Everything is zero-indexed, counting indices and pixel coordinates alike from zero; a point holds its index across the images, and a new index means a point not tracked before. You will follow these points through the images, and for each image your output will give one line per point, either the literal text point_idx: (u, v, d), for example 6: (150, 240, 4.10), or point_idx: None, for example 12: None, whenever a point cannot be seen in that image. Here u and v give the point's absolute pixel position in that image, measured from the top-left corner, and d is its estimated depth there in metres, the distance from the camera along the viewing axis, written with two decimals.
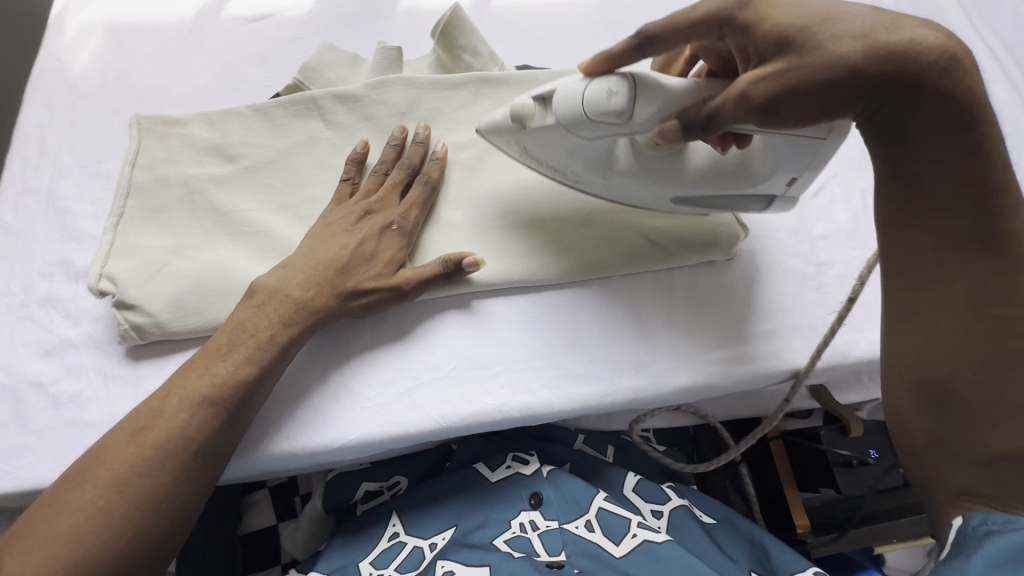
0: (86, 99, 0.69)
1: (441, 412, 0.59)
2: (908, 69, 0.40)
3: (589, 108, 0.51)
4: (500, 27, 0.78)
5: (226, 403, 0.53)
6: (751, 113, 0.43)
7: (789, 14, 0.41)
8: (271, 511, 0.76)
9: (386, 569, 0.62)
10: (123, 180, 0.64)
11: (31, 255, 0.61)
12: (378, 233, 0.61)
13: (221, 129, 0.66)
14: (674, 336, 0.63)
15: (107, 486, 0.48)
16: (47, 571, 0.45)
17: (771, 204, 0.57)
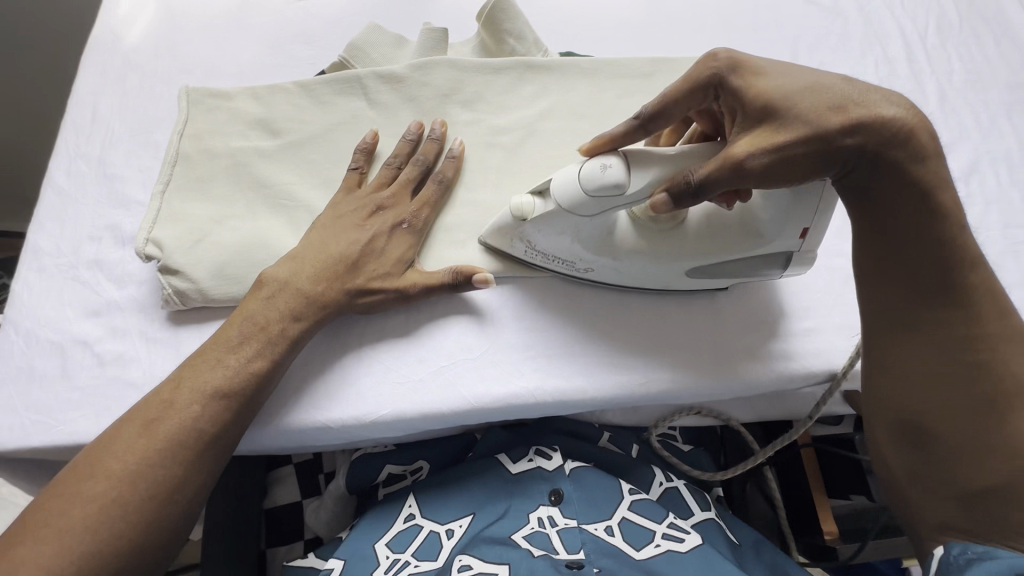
0: (138, 69, 0.71)
1: (474, 393, 0.59)
2: (872, 139, 0.45)
3: (588, 188, 0.51)
4: (546, 12, 0.77)
5: (241, 395, 0.53)
6: (747, 174, 0.46)
7: (773, 84, 0.46)
8: (296, 488, 0.76)
9: (403, 553, 0.61)
10: (170, 149, 0.65)
11: (81, 218, 0.62)
12: (389, 231, 0.60)
13: (267, 104, 0.67)
14: (693, 344, 0.62)
15: (119, 478, 0.48)
16: (58, 563, 0.45)
17: (786, 264, 0.59)
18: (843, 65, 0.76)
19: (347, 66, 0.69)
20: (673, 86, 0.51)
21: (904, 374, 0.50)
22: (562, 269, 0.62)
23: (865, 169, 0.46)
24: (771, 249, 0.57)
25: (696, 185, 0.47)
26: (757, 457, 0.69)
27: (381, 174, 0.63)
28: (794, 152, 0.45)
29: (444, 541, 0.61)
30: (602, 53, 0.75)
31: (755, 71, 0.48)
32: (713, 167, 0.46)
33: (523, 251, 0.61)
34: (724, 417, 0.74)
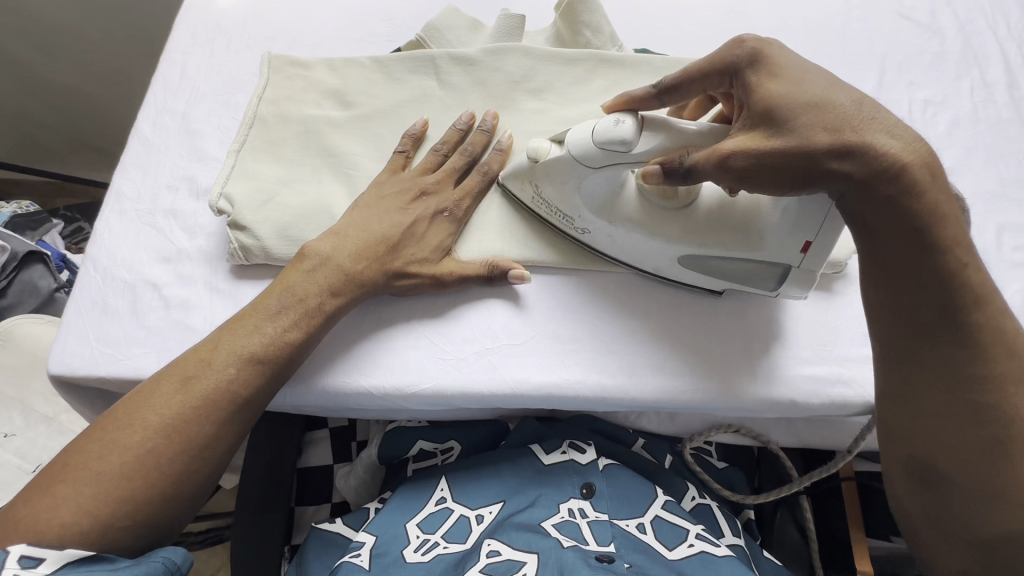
0: (225, 32, 0.74)
1: (515, 377, 0.60)
2: (871, 169, 0.44)
3: (599, 139, 0.52)
4: (624, 6, 0.76)
5: (277, 363, 0.55)
6: (729, 169, 0.46)
7: (779, 90, 0.46)
8: (329, 451, 0.79)
9: (433, 534, 0.62)
10: (249, 111, 0.68)
11: (162, 168, 0.65)
12: (430, 217, 0.62)
13: (342, 76, 0.69)
14: (721, 368, 0.60)
15: (157, 430, 0.50)
16: (94, 505, 0.47)
17: (781, 283, 0.57)
18: (934, 86, 0.72)
19: (423, 45, 0.70)
20: (699, 60, 0.52)
21: (902, 417, 0.50)
22: (561, 226, 0.62)
23: (857, 197, 0.45)
24: (765, 257, 0.55)
25: (687, 167, 0.47)
26: (794, 483, 0.67)
27: (427, 160, 0.64)
28: (781, 161, 0.45)
29: (473, 526, 0.62)
30: (678, 54, 0.73)
31: (773, 70, 0.47)
32: (703, 154, 0.47)
33: (530, 198, 0.62)
34: (762, 438, 0.72)
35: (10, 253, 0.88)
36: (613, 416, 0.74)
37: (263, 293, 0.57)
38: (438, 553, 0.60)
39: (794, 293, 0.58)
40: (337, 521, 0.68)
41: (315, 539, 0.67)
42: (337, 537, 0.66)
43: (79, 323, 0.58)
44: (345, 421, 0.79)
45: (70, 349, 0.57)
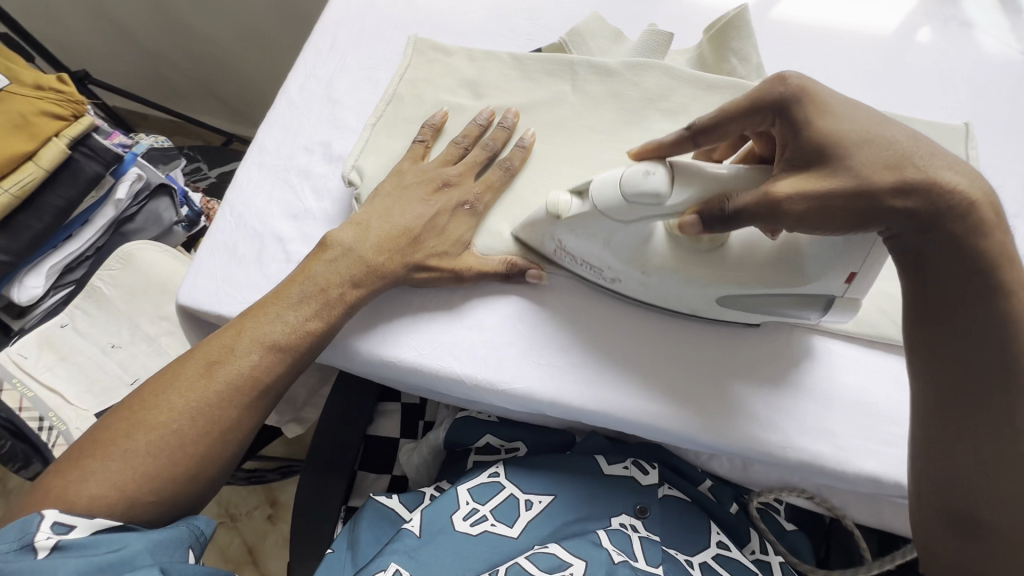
0: (377, 9, 0.77)
1: (553, 391, 0.60)
2: (934, 209, 0.44)
3: (626, 192, 0.50)
4: (774, 39, 0.74)
5: (298, 350, 0.57)
6: (784, 216, 0.45)
7: (837, 127, 0.45)
8: (398, 425, 0.81)
9: (482, 506, 0.64)
10: (388, 89, 0.70)
11: (302, 130, 0.69)
12: (451, 209, 0.62)
13: (480, 67, 0.71)
14: (765, 409, 0.59)
15: (181, 412, 0.53)
16: (124, 479, 0.49)
17: (827, 310, 0.56)
18: None
19: (564, 49, 0.71)
20: (735, 99, 0.50)
21: (935, 462, 0.50)
22: (586, 274, 0.62)
23: (912, 237, 0.46)
24: (808, 291, 0.54)
25: (729, 213, 0.47)
26: (871, 565, 0.63)
27: (448, 151, 0.65)
28: (836, 202, 0.44)
29: (520, 509, 0.64)
30: None
31: (824, 105, 0.46)
32: (750, 199, 0.46)
33: (552, 249, 0.61)
34: (838, 512, 0.68)
35: (146, 181, 0.94)
36: (683, 452, 0.73)
37: (287, 283, 0.59)
38: (485, 529, 0.62)
39: (837, 318, 0.58)
40: (393, 497, 0.70)
41: (371, 512, 0.68)
42: (390, 513, 0.68)
43: (209, 262, 0.62)
44: (417, 399, 0.82)
45: (199, 285, 0.61)
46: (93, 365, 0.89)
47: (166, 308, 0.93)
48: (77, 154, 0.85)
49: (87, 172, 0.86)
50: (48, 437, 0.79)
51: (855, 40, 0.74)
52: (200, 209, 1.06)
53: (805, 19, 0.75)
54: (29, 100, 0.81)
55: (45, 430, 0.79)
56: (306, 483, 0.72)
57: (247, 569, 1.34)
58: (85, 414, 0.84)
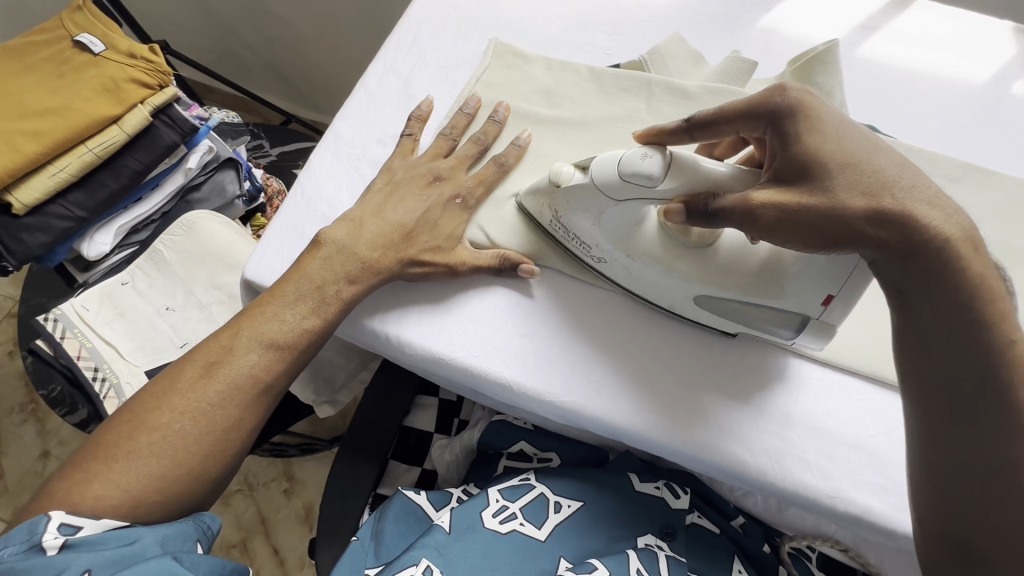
0: (460, 10, 0.78)
1: (545, 390, 0.59)
2: (906, 238, 0.44)
3: (623, 169, 0.52)
4: (858, 77, 0.72)
5: (296, 350, 0.58)
6: (755, 222, 0.46)
7: (822, 146, 0.46)
8: (434, 419, 0.82)
9: (512, 504, 0.65)
10: (465, 91, 0.71)
11: (377, 121, 0.71)
12: (443, 203, 0.63)
13: (557, 77, 0.71)
14: (813, 454, 0.56)
15: (182, 413, 0.54)
16: (129, 481, 0.51)
17: (800, 331, 0.56)
18: None
19: (643, 67, 0.70)
20: (737, 101, 0.51)
21: (929, 504, 0.47)
22: (578, 253, 0.62)
23: (890, 266, 0.46)
24: (786, 306, 0.54)
25: (710, 210, 0.48)
26: None
27: (438, 145, 0.66)
28: (808, 218, 0.45)
29: (550, 510, 0.65)
30: (906, 139, 0.69)
31: (816, 122, 0.47)
32: (730, 202, 0.47)
33: (548, 221, 0.62)
34: (872, 569, 0.66)
35: (215, 154, 0.99)
36: (717, 485, 0.73)
37: (285, 280, 0.59)
38: (514, 528, 0.64)
39: (811, 344, 0.57)
40: (420, 494, 0.70)
41: (399, 506, 0.69)
42: (417, 509, 0.69)
43: (276, 241, 0.64)
44: (454, 397, 0.84)
45: (265, 262, 0.63)
46: (146, 325, 0.92)
47: (219, 278, 0.95)
48: (158, 122, 0.88)
49: (165, 141, 0.89)
50: (99, 388, 0.84)
51: (941, 86, 0.72)
52: (261, 185, 1.09)
53: (890, 60, 0.74)
54: (121, 67, 0.86)
55: (98, 380, 0.84)
56: (338, 469, 0.73)
57: (258, 538, 1.37)
58: (136, 370, 0.87)
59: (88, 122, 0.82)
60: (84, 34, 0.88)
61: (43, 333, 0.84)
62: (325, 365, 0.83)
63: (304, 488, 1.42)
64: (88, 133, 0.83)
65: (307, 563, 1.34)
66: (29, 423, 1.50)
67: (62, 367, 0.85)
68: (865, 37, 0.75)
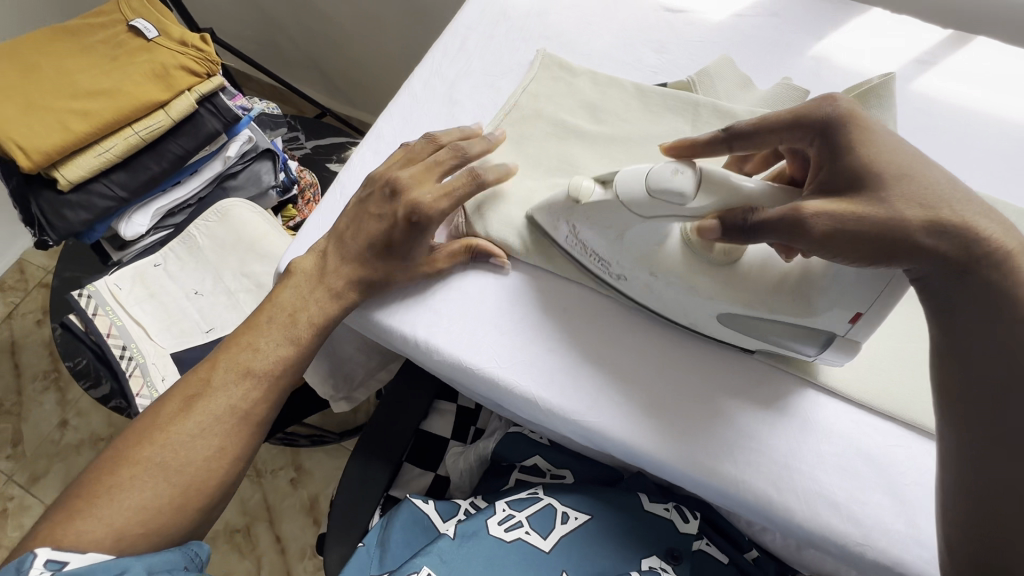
0: (508, 20, 0.78)
1: (560, 404, 0.57)
2: (965, 246, 0.44)
3: (652, 185, 0.50)
4: (910, 113, 0.71)
5: (273, 377, 0.59)
6: (806, 233, 0.45)
7: (876, 155, 0.46)
8: (449, 426, 0.82)
9: (518, 513, 0.65)
10: (510, 100, 0.71)
11: (419, 125, 0.71)
12: (400, 217, 0.58)
13: (602, 92, 0.71)
14: (846, 498, 0.53)
15: (162, 445, 0.55)
16: (115, 515, 0.51)
17: (824, 348, 0.54)
18: None
19: (691, 88, 0.70)
20: (780, 112, 0.51)
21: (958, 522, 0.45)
22: (596, 269, 0.60)
23: (944, 283, 0.45)
24: (815, 324, 0.52)
25: (749, 224, 0.46)
26: None
27: (414, 157, 0.62)
28: (862, 228, 0.44)
29: (557, 520, 0.65)
30: (958, 179, 0.67)
31: (869, 130, 0.48)
32: (772, 215, 0.46)
33: (564, 237, 0.60)
34: None
35: (254, 144, 1.00)
36: (735, 518, 0.71)
37: (258, 312, 0.61)
38: (519, 537, 0.64)
39: (834, 359, 0.55)
40: (428, 502, 0.70)
41: (406, 514, 0.69)
42: (424, 519, 0.69)
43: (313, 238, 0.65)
44: (472, 405, 0.84)
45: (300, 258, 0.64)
46: (175, 306, 0.93)
47: (248, 265, 0.95)
48: (202, 110, 0.90)
49: (207, 128, 0.91)
50: (126, 366, 0.85)
51: (996, 126, 0.70)
52: (296, 177, 1.09)
53: (944, 96, 0.72)
54: (173, 55, 0.88)
55: (125, 358, 0.85)
56: (351, 469, 0.73)
57: (261, 524, 1.38)
58: (161, 351, 0.88)
59: (136, 106, 0.84)
60: (139, 20, 0.90)
61: (76, 308, 0.87)
62: (346, 361, 0.83)
63: (310, 479, 1.43)
64: (134, 116, 0.85)
65: (307, 555, 1.35)
66: (51, 393, 1.54)
67: (92, 342, 0.87)
68: (920, 71, 0.73)
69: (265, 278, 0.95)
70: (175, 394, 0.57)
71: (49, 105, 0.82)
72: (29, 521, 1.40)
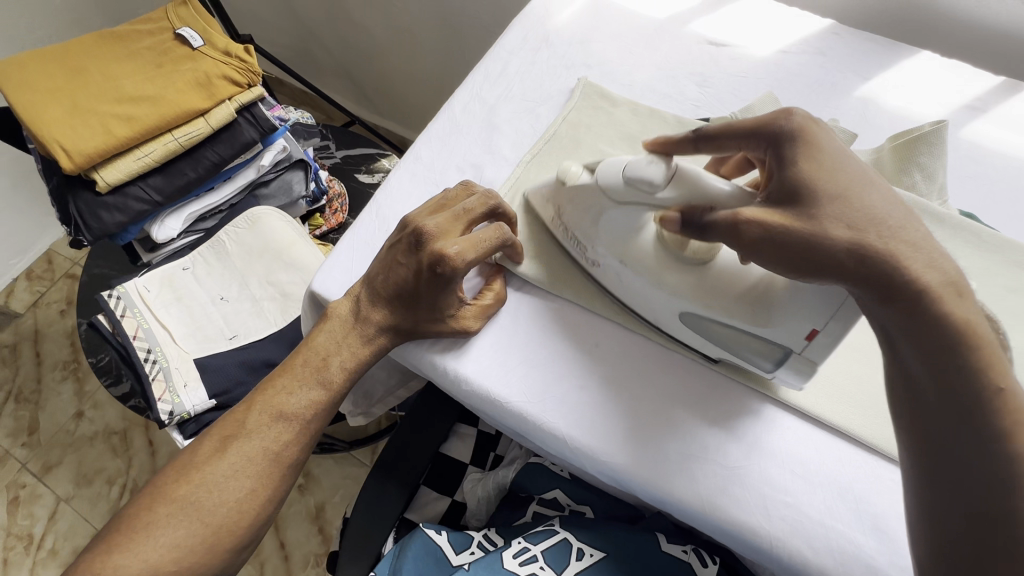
0: (550, 46, 0.78)
1: (583, 442, 0.55)
2: (887, 276, 0.41)
3: (629, 175, 0.53)
4: (961, 161, 0.69)
5: (303, 421, 0.58)
6: (737, 237, 0.46)
7: (815, 173, 0.45)
8: (469, 451, 0.82)
9: (534, 546, 0.64)
10: (549, 128, 0.71)
11: (457, 149, 0.70)
12: (428, 269, 0.54)
13: (644, 124, 0.70)
14: (887, 562, 0.50)
15: (199, 485, 0.56)
16: (153, 550, 0.53)
17: (779, 365, 0.53)
18: None
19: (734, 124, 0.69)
20: (744, 119, 0.50)
21: None
22: (574, 253, 0.62)
23: (876, 307, 0.43)
24: (768, 335, 0.51)
25: (704, 221, 0.48)
26: None
27: (441, 205, 0.59)
28: (789, 241, 0.44)
29: (572, 557, 0.63)
30: (1009, 232, 0.65)
31: (816, 148, 0.46)
32: (721, 215, 0.46)
33: (551, 219, 0.63)
34: None
35: (287, 154, 1.01)
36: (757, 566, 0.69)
37: (292, 357, 0.60)
38: (533, 571, 0.62)
39: (791, 379, 0.54)
40: (441, 534, 0.69)
41: (419, 544, 0.68)
42: (437, 551, 0.67)
43: (347, 257, 0.65)
44: (492, 430, 0.83)
45: (333, 276, 0.64)
46: (200, 312, 0.93)
47: (275, 274, 0.96)
48: (240, 119, 0.91)
49: (243, 137, 0.91)
50: (150, 369, 0.85)
51: None
52: (326, 188, 1.10)
53: (997, 145, 0.70)
54: (216, 64, 0.89)
55: (149, 362, 0.86)
56: (367, 490, 0.72)
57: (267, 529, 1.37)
58: (185, 356, 0.88)
59: (176, 112, 0.85)
60: (185, 29, 0.92)
61: (105, 309, 0.88)
62: (367, 378, 0.82)
63: (318, 486, 1.42)
64: (175, 123, 0.86)
65: (311, 563, 1.34)
66: (69, 382, 1.56)
67: (118, 344, 0.88)
68: (970, 118, 0.72)
69: (291, 287, 0.95)
70: (213, 435, 0.58)
71: (94, 108, 0.83)
72: (40, 510, 1.41)
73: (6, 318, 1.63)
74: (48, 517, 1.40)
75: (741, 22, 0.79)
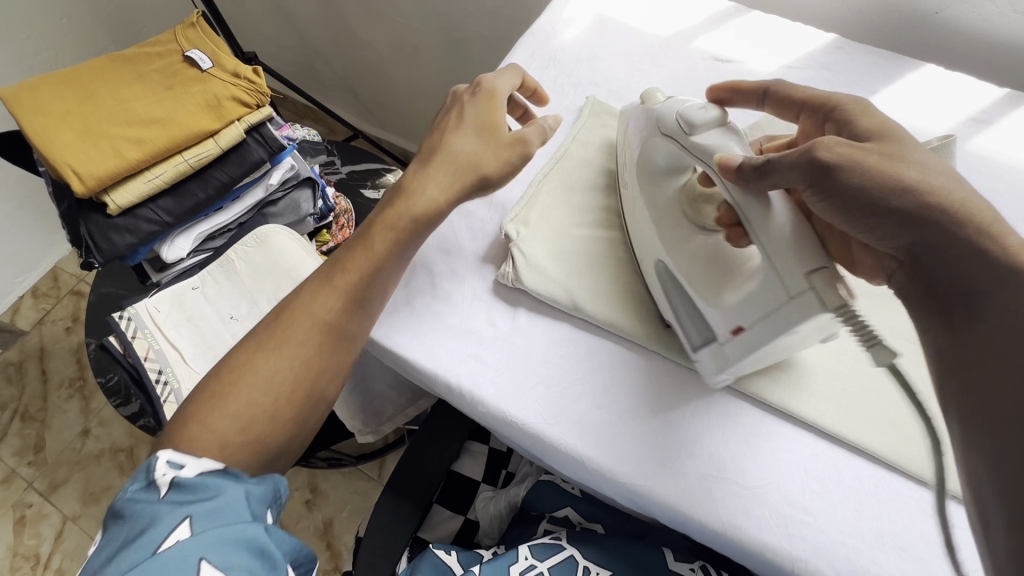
0: (557, 65, 0.79)
1: (601, 460, 0.55)
2: (954, 228, 0.45)
3: (688, 113, 0.56)
4: (969, 173, 0.69)
5: (359, 290, 0.58)
6: (811, 164, 0.49)
7: (891, 132, 0.51)
8: (481, 469, 0.82)
9: (541, 563, 0.64)
10: (558, 147, 0.71)
11: None
12: (467, 97, 0.64)
13: None
14: None
15: (268, 355, 0.55)
16: (231, 417, 0.52)
17: (704, 345, 0.55)
18: None
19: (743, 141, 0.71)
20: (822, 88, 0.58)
21: None
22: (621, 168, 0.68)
23: (930, 265, 0.46)
24: (706, 310, 0.54)
25: (762, 166, 0.49)
26: None
27: None
28: (856, 176, 0.48)
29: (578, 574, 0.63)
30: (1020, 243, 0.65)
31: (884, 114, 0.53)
32: (791, 158, 0.49)
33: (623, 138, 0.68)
34: None
35: (295, 172, 1.02)
36: None
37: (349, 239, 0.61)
38: None
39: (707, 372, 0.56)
40: (451, 554, 0.69)
41: (429, 566, 0.67)
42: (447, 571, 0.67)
43: None
44: (504, 447, 0.83)
45: None
46: (209, 331, 0.93)
47: (284, 292, 0.95)
48: (250, 139, 0.92)
49: (252, 157, 0.92)
50: (161, 391, 0.85)
51: None
52: (333, 204, 1.11)
53: (1004, 156, 0.70)
54: (225, 85, 0.90)
55: (161, 383, 0.86)
56: (379, 511, 0.71)
57: None
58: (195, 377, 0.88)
59: (186, 134, 0.86)
60: (194, 51, 0.92)
61: (115, 330, 0.88)
62: (377, 397, 0.83)
63: (326, 501, 1.41)
64: (185, 145, 0.87)
65: None
66: (75, 400, 1.55)
67: (129, 365, 0.88)
68: (976, 130, 0.72)
69: None
70: (275, 313, 0.58)
71: (104, 132, 0.84)
72: (47, 530, 1.40)
73: (11, 336, 1.63)
74: (55, 537, 1.39)
75: (745, 37, 0.80)
